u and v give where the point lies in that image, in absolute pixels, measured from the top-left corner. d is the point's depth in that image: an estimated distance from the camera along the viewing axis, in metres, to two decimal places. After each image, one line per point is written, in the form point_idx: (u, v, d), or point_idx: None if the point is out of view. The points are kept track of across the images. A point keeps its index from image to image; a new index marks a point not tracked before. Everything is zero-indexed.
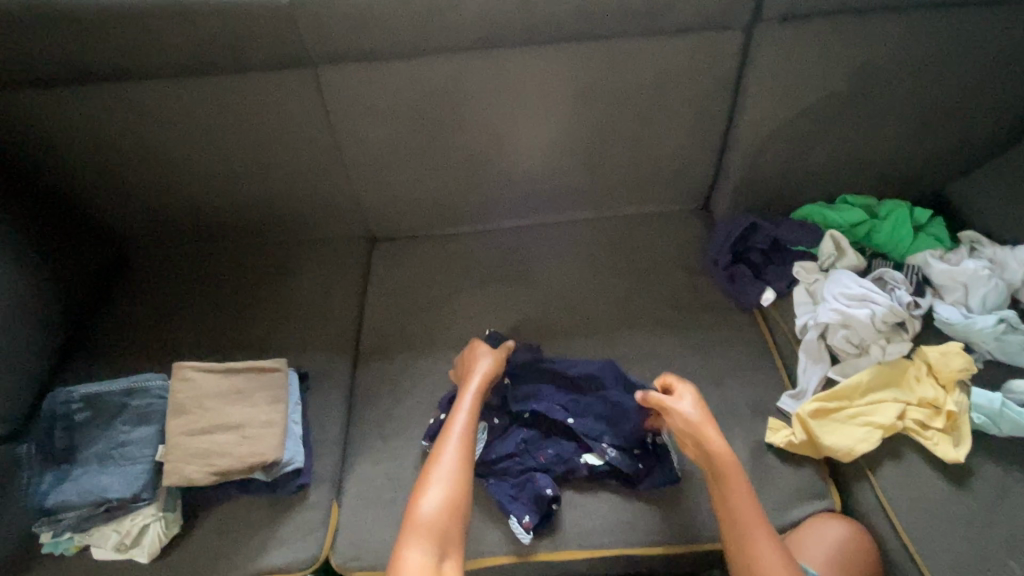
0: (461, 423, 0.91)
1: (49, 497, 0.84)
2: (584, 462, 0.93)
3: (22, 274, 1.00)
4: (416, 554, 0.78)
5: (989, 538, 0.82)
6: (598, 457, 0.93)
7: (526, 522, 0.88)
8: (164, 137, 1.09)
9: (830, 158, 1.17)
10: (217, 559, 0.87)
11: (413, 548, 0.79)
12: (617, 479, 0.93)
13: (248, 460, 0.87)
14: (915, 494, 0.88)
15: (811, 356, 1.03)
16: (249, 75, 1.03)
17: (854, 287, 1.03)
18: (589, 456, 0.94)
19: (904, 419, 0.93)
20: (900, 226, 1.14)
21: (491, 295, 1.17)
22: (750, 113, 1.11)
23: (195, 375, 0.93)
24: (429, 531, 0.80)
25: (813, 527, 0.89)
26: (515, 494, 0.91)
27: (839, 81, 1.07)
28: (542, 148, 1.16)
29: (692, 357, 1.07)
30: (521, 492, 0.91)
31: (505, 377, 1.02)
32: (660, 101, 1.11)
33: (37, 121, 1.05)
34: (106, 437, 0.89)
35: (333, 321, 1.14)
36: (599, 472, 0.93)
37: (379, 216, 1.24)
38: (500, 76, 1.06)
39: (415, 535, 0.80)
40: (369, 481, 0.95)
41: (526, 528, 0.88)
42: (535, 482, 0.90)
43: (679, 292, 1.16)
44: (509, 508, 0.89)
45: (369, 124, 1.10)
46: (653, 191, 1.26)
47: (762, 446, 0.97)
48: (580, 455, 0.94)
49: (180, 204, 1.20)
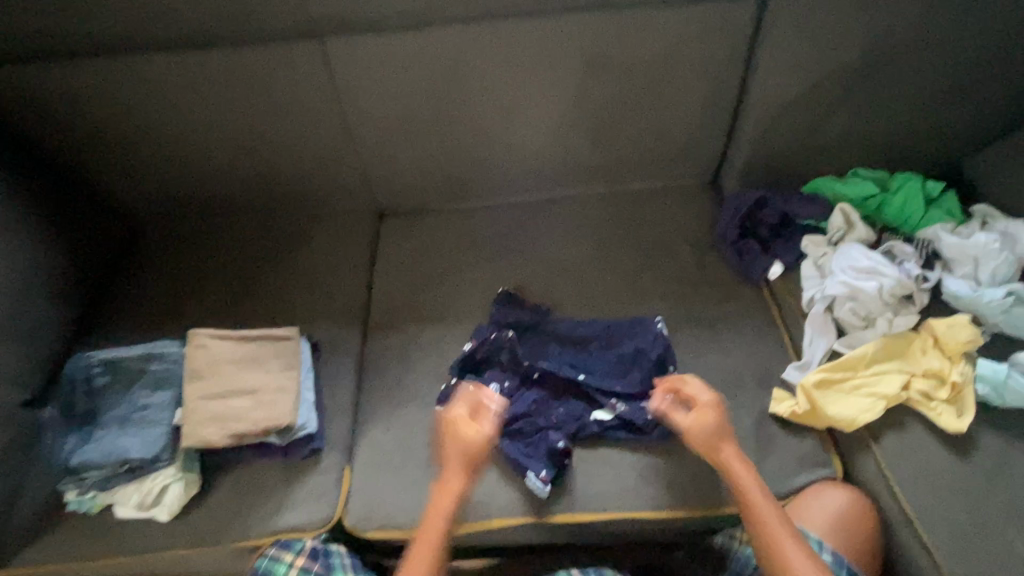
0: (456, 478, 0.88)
1: (74, 456, 0.88)
2: (595, 419, 0.96)
3: (41, 243, 1.02)
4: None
5: (988, 505, 0.84)
6: (607, 412, 0.97)
7: (543, 475, 0.90)
8: (173, 109, 1.09)
9: (843, 131, 1.15)
10: (235, 519, 0.91)
11: None
12: (628, 432, 0.96)
13: (263, 424, 0.90)
14: (917, 463, 0.89)
15: (817, 328, 1.03)
16: (257, 47, 1.03)
17: (863, 260, 1.03)
18: (599, 412, 0.97)
19: (908, 389, 0.93)
20: (911, 200, 1.13)
21: (499, 268, 1.18)
22: (762, 84, 1.09)
23: (209, 342, 0.96)
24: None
25: (815, 494, 0.91)
26: (528, 453, 0.93)
27: (854, 51, 1.05)
28: (550, 122, 1.15)
29: (698, 329, 1.08)
30: (533, 451, 0.93)
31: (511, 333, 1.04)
32: (670, 72, 1.10)
33: (49, 92, 1.06)
34: (126, 400, 0.92)
35: (344, 293, 1.16)
36: (609, 426, 0.96)
37: (388, 191, 1.25)
38: (508, 48, 1.05)
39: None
40: (379, 447, 0.98)
41: (543, 481, 0.90)
42: (547, 438, 0.94)
43: (686, 267, 1.16)
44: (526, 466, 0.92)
45: (377, 97, 1.09)
46: (663, 165, 1.25)
47: (766, 416, 0.98)
48: (591, 413, 0.97)
49: (190, 177, 1.21)
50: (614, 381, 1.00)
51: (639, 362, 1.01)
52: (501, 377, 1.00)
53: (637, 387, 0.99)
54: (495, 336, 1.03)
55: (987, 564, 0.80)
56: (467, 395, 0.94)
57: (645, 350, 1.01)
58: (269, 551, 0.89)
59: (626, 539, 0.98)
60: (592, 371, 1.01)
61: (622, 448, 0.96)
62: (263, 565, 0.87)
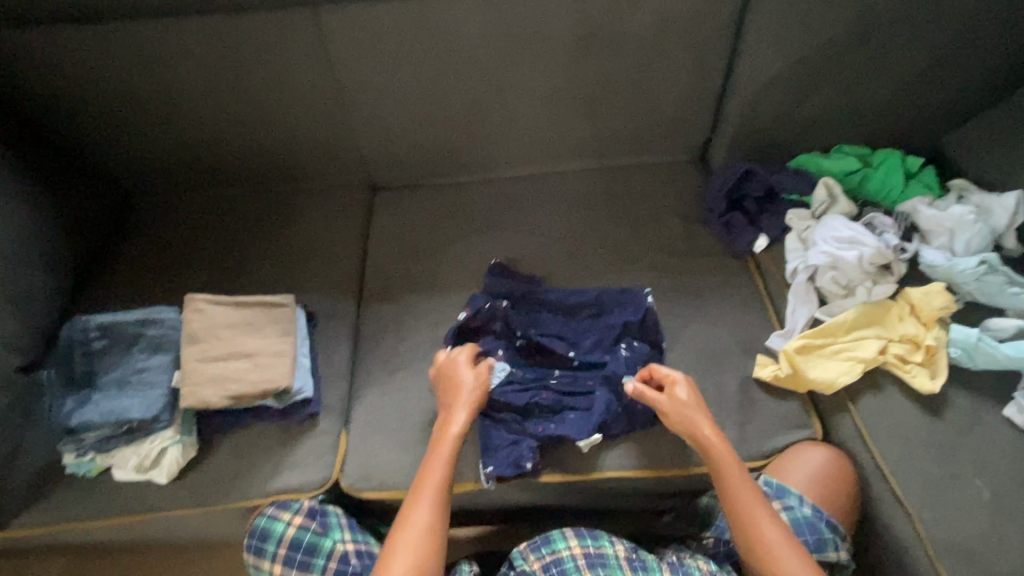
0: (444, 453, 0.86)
1: (73, 417, 0.89)
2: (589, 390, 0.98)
3: (34, 210, 1.02)
4: (405, 550, 0.77)
5: (957, 459, 0.88)
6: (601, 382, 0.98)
7: (488, 471, 0.92)
8: (165, 77, 1.09)
9: (828, 106, 1.18)
10: (233, 480, 0.93)
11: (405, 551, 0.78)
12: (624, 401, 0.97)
13: (261, 387, 0.92)
14: (893, 422, 0.93)
15: (800, 297, 1.07)
16: (250, 15, 1.03)
17: (844, 230, 1.06)
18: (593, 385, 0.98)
19: (885, 353, 0.98)
20: (891, 174, 1.17)
21: (492, 240, 1.20)
22: (750, 59, 1.11)
23: (207, 308, 0.97)
24: (421, 534, 0.79)
25: (796, 454, 0.95)
26: (496, 447, 0.94)
27: (840, 26, 1.07)
28: (542, 96, 1.17)
29: (686, 299, 1.11)
30: (506, 454, 0.93)
31: (505, 301, 1.06)
32: (660, 47, 1.12)
33: (38, 58, 1.05)
34: (124, 364, 0.93)
35: (336, 264, 1.17)
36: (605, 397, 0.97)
37: (381, 164, 1.26)
38: (501, 22, 1.06)
39: (403, 538, 0.79)
40: (376, 410, 1.00)
41: (488, 476, 0.92)
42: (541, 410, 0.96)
43: (675, 239, 1.19)
44: (484, 455, 0.93)
45: (370, 67, 1.10)
46: (652, 141, 1.27)
47: (750, 379, 1.02)
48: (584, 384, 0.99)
49: (181, 147, 1.20)
50: (610, 354, 1.02)
51: (628, 331, 1.03)
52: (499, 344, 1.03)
53: (629, 357, 1.01)
54: (490, 305, 1.05)
55: (955, 513, 0.84)
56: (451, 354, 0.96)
57: (635, 321, 1.03)
58: (267, 511, 0.92)
59: (615, 498, 1.01)
60: (582, 341, 1.03)
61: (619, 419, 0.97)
62: (262, 524, 0.90)
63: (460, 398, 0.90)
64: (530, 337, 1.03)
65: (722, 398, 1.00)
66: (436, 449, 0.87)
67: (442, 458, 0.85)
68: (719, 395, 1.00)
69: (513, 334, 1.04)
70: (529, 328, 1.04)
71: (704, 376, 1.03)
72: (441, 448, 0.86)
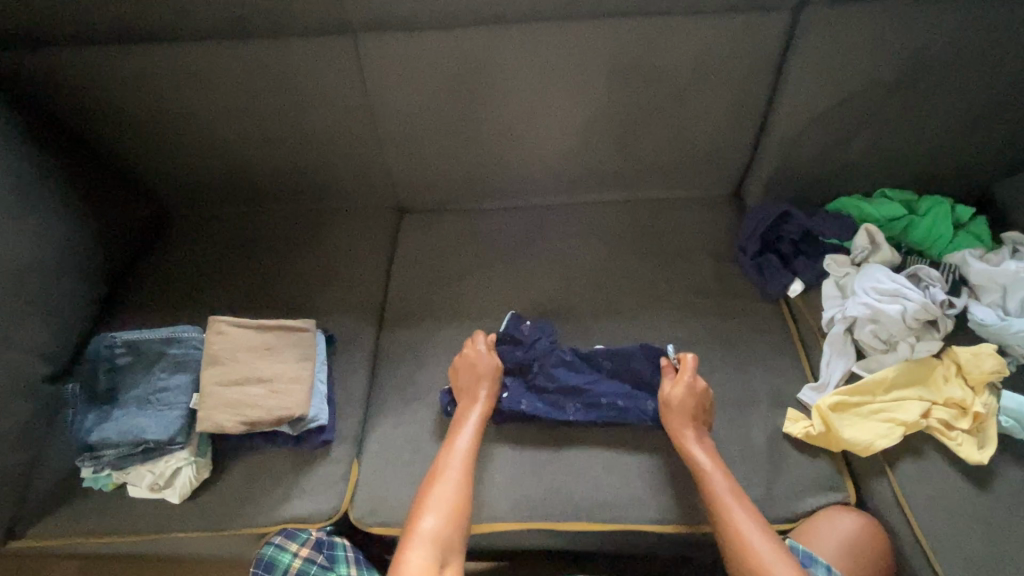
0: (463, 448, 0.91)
1: (92, 434, 0.90)
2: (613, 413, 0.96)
3: (71, 225, 1.05)
4: (417, 556, 0.79)
5: (1006, 540, 0.82)
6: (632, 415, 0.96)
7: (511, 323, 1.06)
8: (207, 99, 1.12)
9: (872, 149, 1.13)
10: (244, 504, 0.92)
11: (414, 549, 0.79)
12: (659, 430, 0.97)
13: (277, 413, 0.92)
14: (934, 493, 0.87)
15: (835, 349, 1.01)
16: (290, 40, 1.05)
17: (886, 282, 1.01)
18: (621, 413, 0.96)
19: (928, 417, 0.91)
20: (939, 224, 1.11)
21: (516, 270, 1.18)
22: (792, 97, 1.08)
23: (229, 329, 0.97)
24: (431, 542, 0.81)
25: (826, 518, 0.89)
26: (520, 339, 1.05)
27: (887, 69, 1.03)
28: (573, 127, 1.16)
29: (713, 343, 1.07)
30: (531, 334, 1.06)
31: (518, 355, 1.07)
32: (697, 83, 1.10)
33: (88, 77, 1.08)
34: (145, 381, 0.94)
35: (360, 287, 1.17)
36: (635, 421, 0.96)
37: (409, 187, 1.26)
38: (536, 51, 1.05)
39: (415, 548, 0.80)
40: (388, 442, 0.98)
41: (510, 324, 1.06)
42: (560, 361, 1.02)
43: (704, 278, 1.15)
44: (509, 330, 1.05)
45: (404, 94, 1.10)
46: (685, 174, 1.24)
47: (779, 435, 0.97)
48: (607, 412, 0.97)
49: (218, 166, 1.23)
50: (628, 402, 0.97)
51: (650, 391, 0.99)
52: (522, 392, 1.00)
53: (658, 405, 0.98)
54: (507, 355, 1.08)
55: None
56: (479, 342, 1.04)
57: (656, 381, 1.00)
58: (275, 539, 0.90)
59: (631, 549, 0.97)
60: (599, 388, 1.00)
61: (644, 465, 0.95)
62: (269, 553, 0.89)
63: (466, 431, 0.93)
64: (548, 393, 0.99)
65: (749, 454, 0.95)
66: (438, 475, 0.88)
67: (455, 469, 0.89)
68: (746, 450, 0.96)
69: (530, 388, 1.01)
70: (547, 380, 1.00)
71: (730, 427, 0.98)
72: (448, 470, 0.89)
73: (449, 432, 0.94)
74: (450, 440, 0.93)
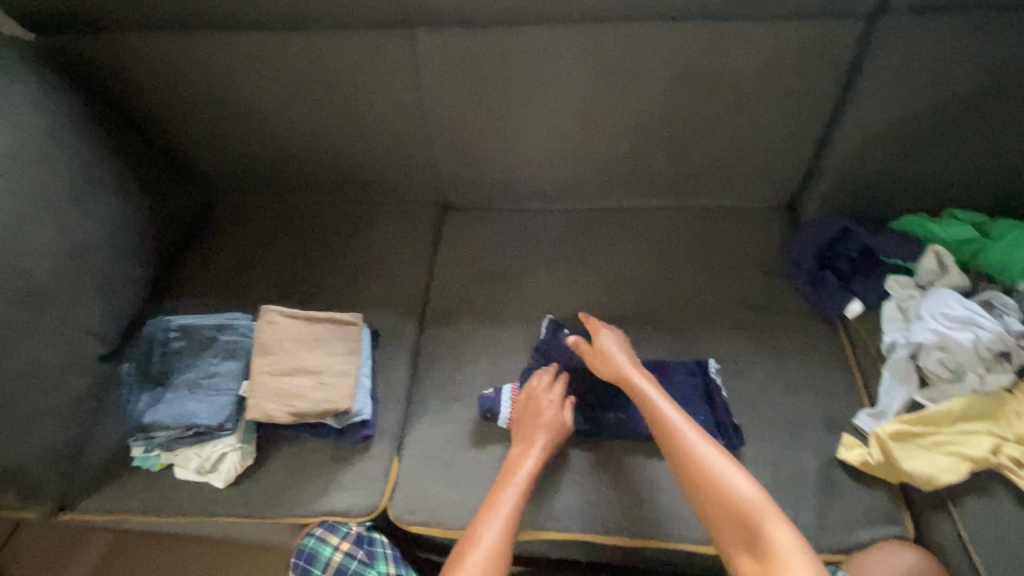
0: (506, 509, 0.84)
1: (145, 415, 0.91)
2: None
3: (128, 207, 1.07)
4: None
5: None
6: None
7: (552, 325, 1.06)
8: (264, 89, 1.13)
9: (943, 167, 1.08)
10: (284, 493, 0.93)
11: None
12: None
13: (322, 405, 0.92)
14: (1001, 533, 0.82)
15: (897, 375, 0.97)
16: (348, 32, 1.05)
17: (958, 308, 0.96)
18: None
19: (998, 454, 0.87)
20: (1017, 246, 1.03)
21: (560, 274, 1.16)
22: (861, 109, 1.03)
23: (279, 319, 0.99)
24: None
25: (887, 550, 0.84)
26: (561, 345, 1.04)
27: (966, 83, 0.98)
28: (627, 131, 1.13)
29: (764, 362, 1.03)
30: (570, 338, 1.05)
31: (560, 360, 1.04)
32: (760, 91, 1.06)
33: (152, 64, 1.11)
34: (197, 366, 0.96)
35: (403, 282, 1.16)
36: None
37: (455, 185, 1.25)
38: (595, 51, 1.03)
39: None
40: (429, 441, 0.98)
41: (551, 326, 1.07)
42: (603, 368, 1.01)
43: (756, 293, 1.12)
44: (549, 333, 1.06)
45: (457, 91, 1.10)
46: (740, 184, 1.20)
47: (832, 461, 0.93)
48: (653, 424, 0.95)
49: (270, 155, 1.24)
50: None
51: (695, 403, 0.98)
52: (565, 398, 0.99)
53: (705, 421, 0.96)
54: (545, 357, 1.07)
55: None
56: (546, 382, 0.98)
57: (701, 393, 0.99)
58: (315, 532, 0.91)
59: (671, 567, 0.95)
60: None
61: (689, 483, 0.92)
62: (310, 545, 0.89)
63: (512, 488, 0.86)
64: (592, 401, 0.98)
65: (799, 479, 0.92)
66: (471, 541, 0.80)
67: (490, 537, 0.80)
68: (797, 475, 0.92)
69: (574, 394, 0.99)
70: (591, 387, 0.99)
71: (780, 450, 0.95)
72: (482, 534, 0.81)
73: (495, 486, 0.88)
74: (494, 496, 0.86)
